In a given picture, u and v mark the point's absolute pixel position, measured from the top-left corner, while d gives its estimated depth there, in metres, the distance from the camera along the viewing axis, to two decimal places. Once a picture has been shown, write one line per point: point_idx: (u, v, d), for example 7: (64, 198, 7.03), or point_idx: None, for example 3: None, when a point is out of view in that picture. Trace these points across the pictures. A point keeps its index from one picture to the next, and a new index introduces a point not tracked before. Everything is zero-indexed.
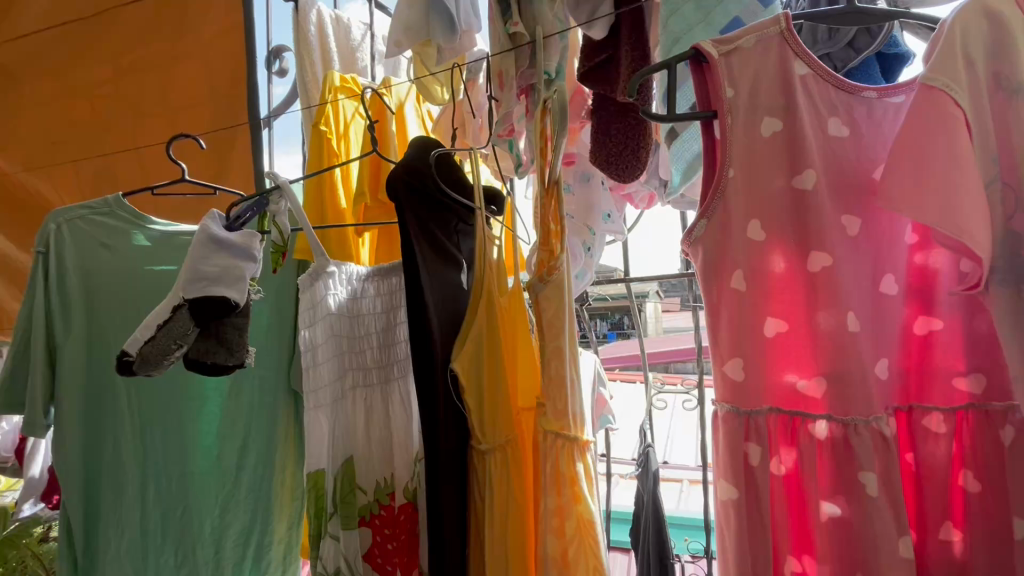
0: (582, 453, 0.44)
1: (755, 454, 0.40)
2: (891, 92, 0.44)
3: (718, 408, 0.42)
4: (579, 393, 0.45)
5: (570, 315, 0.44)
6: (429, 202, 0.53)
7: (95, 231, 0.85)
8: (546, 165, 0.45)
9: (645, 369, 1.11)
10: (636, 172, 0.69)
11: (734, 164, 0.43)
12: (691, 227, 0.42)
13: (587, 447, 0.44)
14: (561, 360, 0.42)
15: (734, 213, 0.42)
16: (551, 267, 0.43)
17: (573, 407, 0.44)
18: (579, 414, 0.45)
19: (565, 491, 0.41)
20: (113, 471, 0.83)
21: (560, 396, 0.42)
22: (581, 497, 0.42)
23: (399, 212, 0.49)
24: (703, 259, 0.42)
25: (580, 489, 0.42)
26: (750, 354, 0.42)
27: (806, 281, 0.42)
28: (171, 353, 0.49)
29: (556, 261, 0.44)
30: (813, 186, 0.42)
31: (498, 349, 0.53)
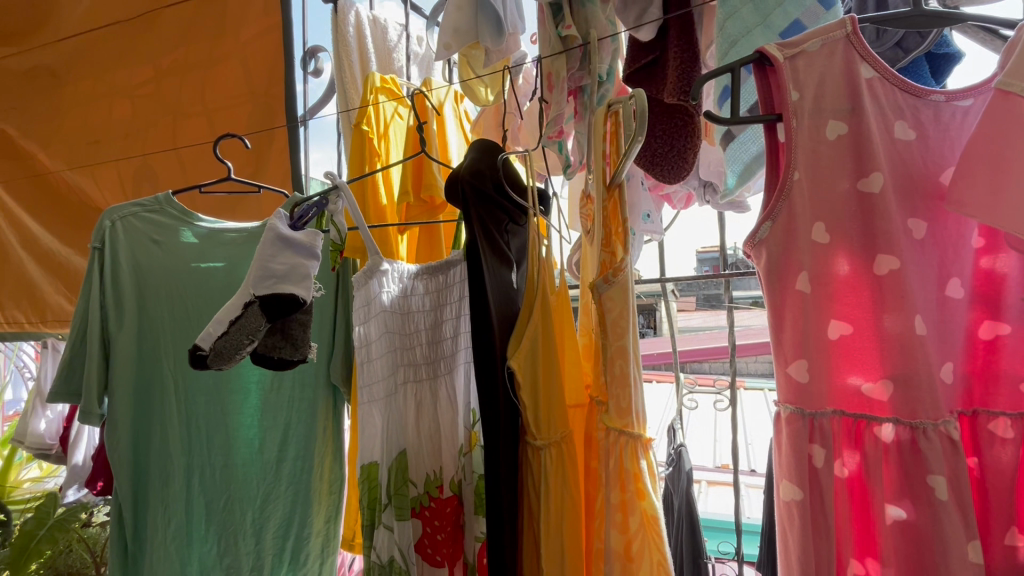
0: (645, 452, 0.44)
1: (819, 456, 0.41)
2: (960, 96, 0.44)
3: (780, 410, 0.43)
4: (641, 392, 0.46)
5: (633, 315, 0.45)
6: (490, 203, 0.54)
7: (147, 228, 0.89)
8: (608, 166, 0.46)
9: (676, 369, 1.11)
10: (682, 172, 0.69)
11: (799, 166, 0.43)
12: (755, 229, 0.43)
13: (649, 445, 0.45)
14: (626, 361, 0.43)
15: (799, 216, 0.43)
16: (615, 269, 0.44)
17: (636, 406, 0.44)
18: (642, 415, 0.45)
19: (628, 488, 0.42)
20: (161, 462, 0.85)
21: (624, 394, 0.43)
22: (644, 494, 0.42)
23: (464, 214, 0.50)
24: (767, 261, 0.43)
25: (644, 487, 0.43)
26: (815, 356, 0.42)
27: (872, 284, 0.42)
28: (244, 347, 0.51)
29: (623, 262, 0.44)
30: (880, 189, 0.42)
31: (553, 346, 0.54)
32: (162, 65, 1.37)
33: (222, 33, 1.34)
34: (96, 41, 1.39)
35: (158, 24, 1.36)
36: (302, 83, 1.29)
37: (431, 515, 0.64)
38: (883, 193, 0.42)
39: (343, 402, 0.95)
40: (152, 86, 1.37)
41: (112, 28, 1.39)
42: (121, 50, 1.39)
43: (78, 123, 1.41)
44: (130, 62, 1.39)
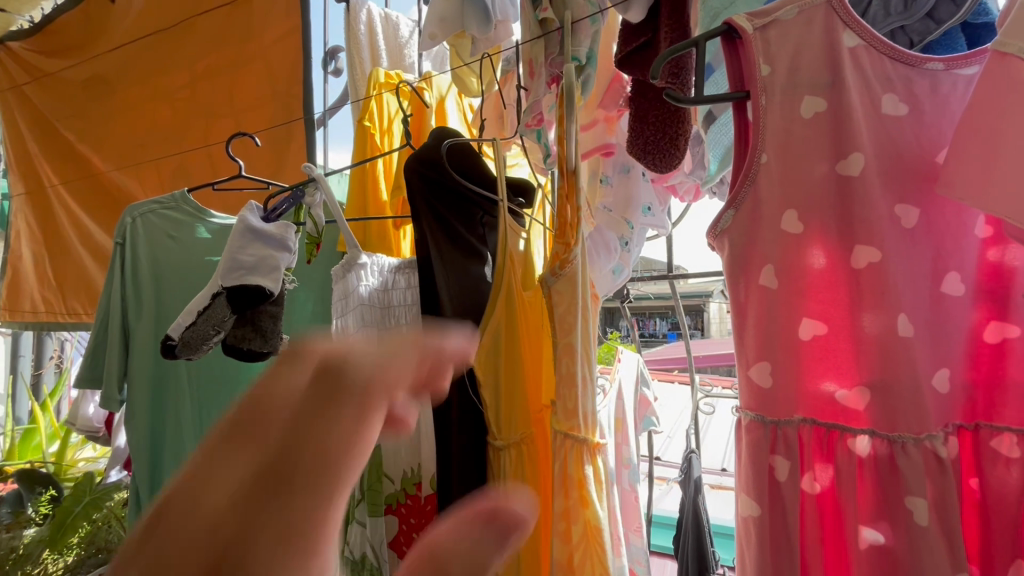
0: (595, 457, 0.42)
1: (782, 469, 0.37)
2: (962, 63, 0.38)
3: (740, 416, 0.39)
4: (593, 392, 0.43)
5: (583, 309, 0.42)
6: (444, 191, 0.54)
7: (164, 224, 0.92)
8: (563, 152, 0.43)
9: (690, 372, 1.04)
10: (674, 161, 0.65)
11: (767, 148, 0.39)
12: (717, 218, 0.39)
13: (598, 449, 0.42)
14: (571, 358, 0.40)
15: (767, 203, 0.39)
16: (565, 256, 0.41)
17: (585, 407, 0.42)
18: (593, 417, 0.43)
19: (571, 494, 0.40)
20: (176, 446, 0.89)
21: (571, 395, 0.41)
22: (587, 502, 0.40)
23: (411, 202, 0.50)
24: (729, 252, 0.39)
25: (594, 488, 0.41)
26: (780, 359, 0.38)
27: (849, 279, 0.37)
28: (211, 337, 0.53)
29: (574, 250, 0.42)
30: (860, 171, 0.37)
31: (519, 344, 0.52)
32: (196, 69, 1.43)
33: (250, 36, 1.38)
34: (140, 49, 1.48)
35: (193, 30, 1.42)
36: (321, 83, 1.33)
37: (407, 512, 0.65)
38: (864, 177, 0.37)
39: None
40: (188, 90, 1.44)
41: (155, 37, 1.47)
42: (161, 57, 1.46)
43: (124, 126, 1.51)
44: (169, 68, 1.46)
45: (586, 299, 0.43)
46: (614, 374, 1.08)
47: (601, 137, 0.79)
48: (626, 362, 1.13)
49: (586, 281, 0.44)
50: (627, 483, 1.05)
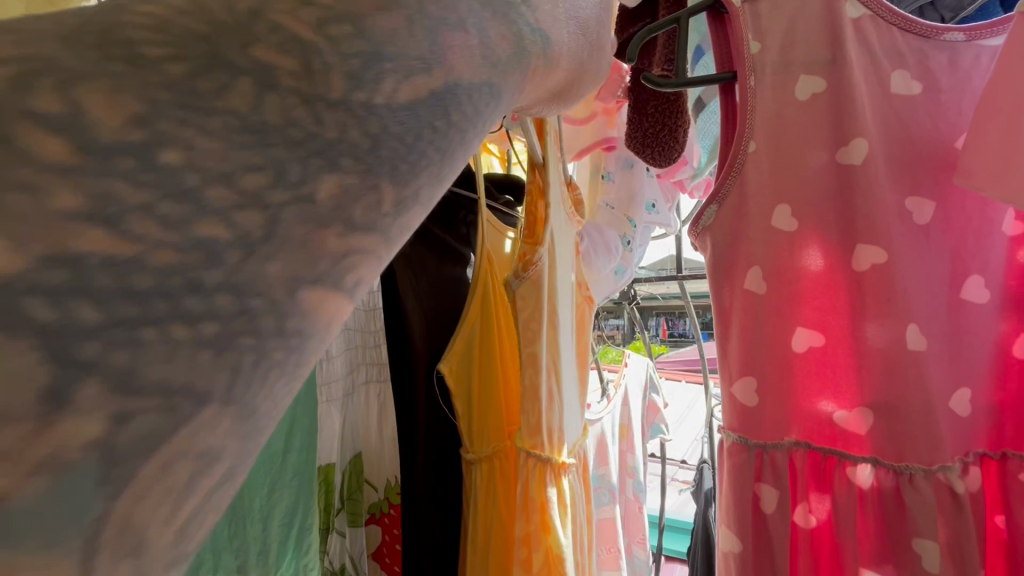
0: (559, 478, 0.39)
1: (769, 500, 0.32)
2: (985, 33, 0.33)
3: (722, 437, 0.34)
4: (559, 406, 0.40)
5: (549, 315, 0.39)
6: None
7: None
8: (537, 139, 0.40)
9: (704, 376, 0.93)
10: (672, 155, 0.61)
11: (756, 135, 0.34)
12: (699, 213, 0.35)
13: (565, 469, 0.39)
14: (535, 369, 0.36)
15: (755, 196, 0.34)
16: (531, 258, 0.37)
17: (550, 424, 0.39)
18: (560, 435, 0.40)
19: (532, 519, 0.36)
20: None
21: (534, 410, 0.37)
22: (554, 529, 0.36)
23: None
24: (712, 253, 0.35)
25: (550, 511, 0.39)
26: (768, 375, 0.33)
27: (849, 283, 0.33)
28: None
29: (543, 250, 0.38)
30: (864, 159, 0.33)
31: (493, 352, 0.49)
32: None
33: None
34: None
35: None
36: None
37: (390, 523, 0.62)
38: (867, 166, 0.33)
39: None
40: None
41: None
42: None
43: None
44: None
45: (554, 305, 0.40)
46: (619, 379, 1.04)
47: (601, 131, 0.75)
48: (633, 367, 1.09)
49: (554, 284, 0.40)
50: (632, 493, 1.02)
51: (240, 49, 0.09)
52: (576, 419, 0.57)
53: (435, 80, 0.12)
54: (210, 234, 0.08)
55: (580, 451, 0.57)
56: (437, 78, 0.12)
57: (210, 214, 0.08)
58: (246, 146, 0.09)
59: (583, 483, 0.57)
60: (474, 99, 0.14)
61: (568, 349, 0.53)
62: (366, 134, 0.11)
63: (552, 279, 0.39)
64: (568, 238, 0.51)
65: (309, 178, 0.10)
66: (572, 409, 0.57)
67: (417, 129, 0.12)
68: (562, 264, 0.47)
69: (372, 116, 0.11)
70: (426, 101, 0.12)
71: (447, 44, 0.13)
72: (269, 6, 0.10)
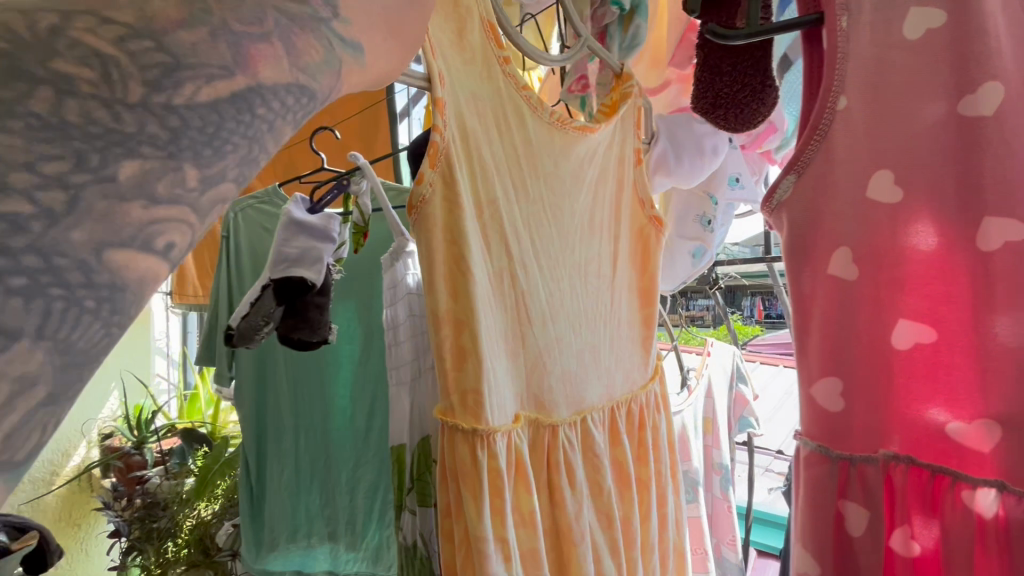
0: (490, 450, 0.40)
1: (856, 518, 0.28)
2: None
3: (798, 445, 0.29)
4: (495, 376, 0.41)
5: (451, 236, 0.38)
6: None
7: (259, 218, 1.06)
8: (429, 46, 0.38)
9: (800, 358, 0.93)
10: (756, 119, 0.53)
11: (849, 89, 0.29)
12: (774, 186, 0.30)
13: (492, 440, 0.40)
14: (438, 328, 0.38)
15: (843, 163, 0.29)
16: (419, 196, 0.37)
17: (488, 396, 0.39)
18: (505, 405, 0.43)
19: (447, 490, 0.40)
20: (273, 424, 0.95)
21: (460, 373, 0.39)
22: (466, 506, 0.39)
23: None
24: (789, 232, 0.29)
25: (497, 482, 0.40)
26: (855, 377, 0.28)
27: (970, 266, 0.26)
28: (261, 328, 0.55)
29: (440, 178, 0.38)
30: (994, 110, 0.26)
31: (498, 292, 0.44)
32: None
33: None
34: None
35: None
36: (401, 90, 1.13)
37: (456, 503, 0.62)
38: (1003, 117, 0.26)
39: (381, 410, 0.88)
40: None
41: None
42: None
43: None
44: None
45: (472, 237, 0.40)
46: (701, 369, 1.01)
47: (675, 101, 0.68)
48: (717, 355, 1.03)
49: (473, 222, 0.41)
50: (719, 490, 0.99)
51: (41, 66, 0.13)
52: (628, 368, 0.59)
53: (224, 89, 0.15)
54: (19, 208, 0.11)
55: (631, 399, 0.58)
56: (224, 88, 0.15)
57: (20, 192, 0.11)
58: (49, 143, 0.12)
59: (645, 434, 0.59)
60: (282, 98, 0.16)
61: (573, 283, 0.51)
62: (162, 131, 0.13)
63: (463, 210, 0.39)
64: (551, 147, 0.48)
65: (109, 163, 0.13)
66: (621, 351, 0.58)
67: (216, 121, 0.14)
68: (526, 191, 0.46)
69: (171, 113, 0.14)
70: (223, 104, 0.15)
71: (242, 61, 0.15)
72: (68, 29, 0.13)
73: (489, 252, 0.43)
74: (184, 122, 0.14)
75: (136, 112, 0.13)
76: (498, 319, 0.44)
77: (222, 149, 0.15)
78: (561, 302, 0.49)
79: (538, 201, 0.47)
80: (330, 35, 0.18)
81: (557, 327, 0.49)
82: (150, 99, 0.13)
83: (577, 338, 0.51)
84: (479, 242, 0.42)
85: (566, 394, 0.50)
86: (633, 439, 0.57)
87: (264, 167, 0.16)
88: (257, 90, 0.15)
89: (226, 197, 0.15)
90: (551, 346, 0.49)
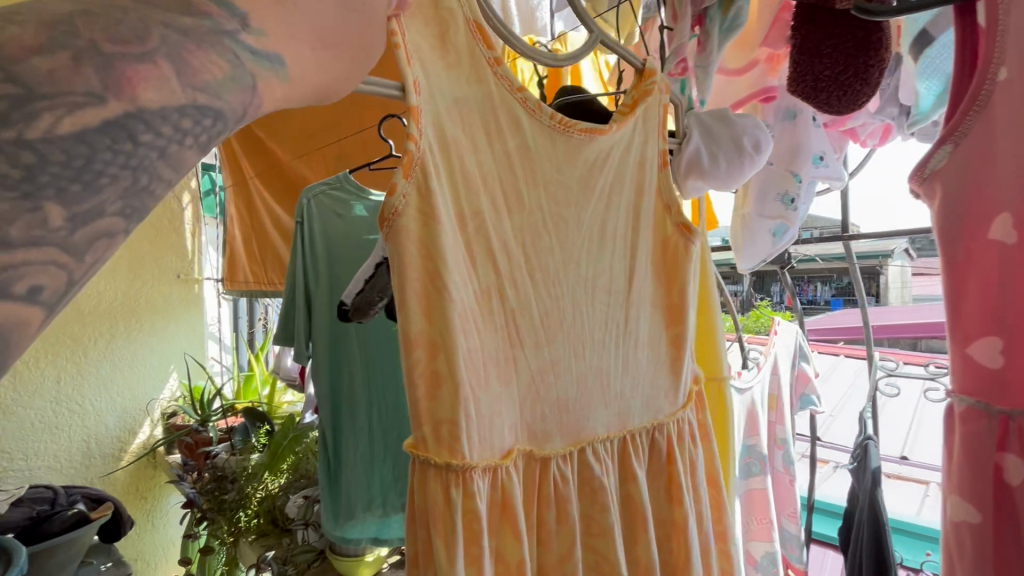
0: (463, 491, 0.51)
1: (1009, 468, 0.44)
2: None
3: (955, 403, 0.47)
4: (474, 410, 0.52)
5: (429, 243, 0.49)
6: None
7: (331, 205, 1.09)
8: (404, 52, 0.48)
9: (870, 344, 0.97)
10: (861, 98, 0.56)
11: (1006, 65, 0.41)
12: (931, 159, 0.44)
13: (468, 482, 0.51)
14: (412, 349, 0.49)
15: (994, 129, 0.42)
16: (392, 208, 0.47)
17: (467, 445, 0.51)
18: (494, 444, 0.54)
19: (420, 529, 0.51)
20: (349, 399, 1.08)
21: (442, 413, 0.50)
22: (435, 548, 0.50)
23: None
24: (946, 195, 0.44)
25: (474, 526, 0.51)
26: (1004, 319, 0.43)
27: None
28: (376, 303, 0.60)
29: (416, 186, 0.48)
30: None
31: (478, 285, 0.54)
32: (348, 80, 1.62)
33: None
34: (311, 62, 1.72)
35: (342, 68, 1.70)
36: None
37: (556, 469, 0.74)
38: None
39: None
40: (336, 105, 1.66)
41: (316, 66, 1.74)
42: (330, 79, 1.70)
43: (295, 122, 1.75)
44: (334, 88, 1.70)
45: (450, 256, 0.50)
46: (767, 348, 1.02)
47: (759, 81, 0.72)
48: (781, 333, 1.04)
49: (457, 262, 0.52)
50: (781, 464, 1.01)
51: None
52: (648, 393, 0.69)
53: (90, 117, 0.22)
54: None
55: (654, 426, 0.70)
56: (77, 119, 0.22)
57: None
58: None
59: (670, 463, 0.70)
60: (155, 119, 0.24)
61: (565, 305, 0.61)
62: (20, 173, 0.21)
63: (444, 235, 0.49)
64: (543, 155, 0.58)
65: None
66: (637, 376, 0.69)
67: (75, 155, 0.22)
68: (509, 237, 0.57)
69: (29, 150, 0.21)
70: (85, 133, 0.22)
71: (112, 88, 0.23)
72: None
73: (476, 277, 0.54)
74: (47, 155, 0.21)
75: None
76: (485, 343, 0.54)
77: (79, 202, 0.22)
78: (556, 330, 0.60)
79: (523, 226, 0.58)
80: (233, 44, 0.28)
81: (551, 351, 0.60)
82: (18, 137, 0.21)
83: (573, 363, 0.62)
84: (468, 278, 0.53)
85: (563, 429, 0.61)
86: (646, 460, 0.69)
87: (139, 192, 0.24)
88: (130, 118, 0.24)
89: (92, 228, 0.23)
90: (543, 372, 0.60)
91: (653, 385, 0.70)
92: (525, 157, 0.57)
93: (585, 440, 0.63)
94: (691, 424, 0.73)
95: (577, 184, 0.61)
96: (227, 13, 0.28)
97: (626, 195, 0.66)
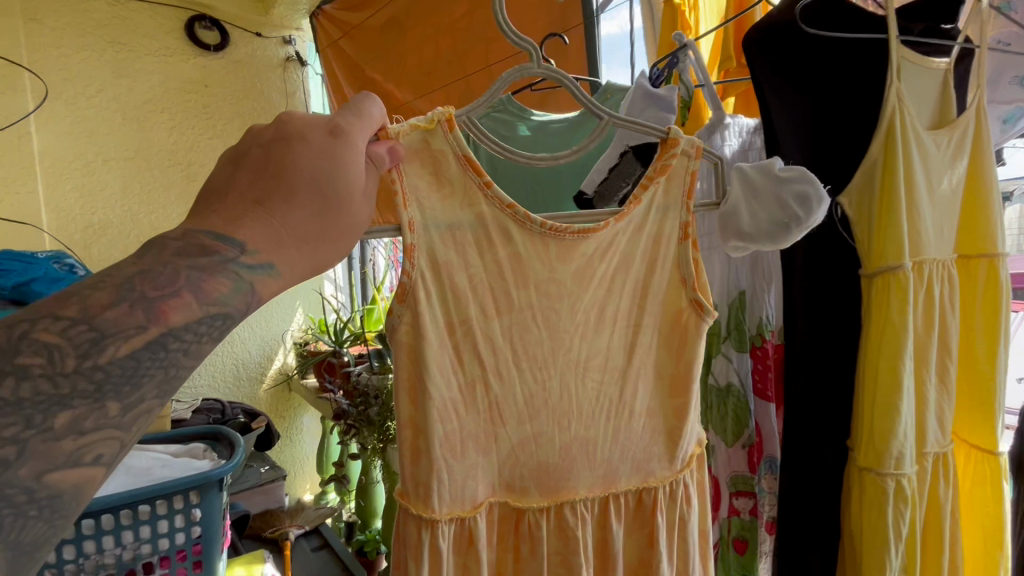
0: (431, 529, 0.74)
1: None
2: None
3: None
4: (439, 479, 0.74)
5: (417, 356, 0.71)
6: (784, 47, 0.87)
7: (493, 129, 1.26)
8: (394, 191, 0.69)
9: None
10: None
11: None
12: None
13: (432, 524, 0.74)
14: (403, 428, 0.73)
15: None
16: (392, 323, 0.70)
17: (425, 504, 0.74)
18: (464, 498, 0.76)
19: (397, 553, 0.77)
20: None
21: (420, 474, 0.73)
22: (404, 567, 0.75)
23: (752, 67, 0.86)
24: None
25: (436, 561, 0.74)
26: None
27: None
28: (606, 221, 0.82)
29: (407, 307, 0.70)
30: None
31: (462, 371, 0.75)
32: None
33: None
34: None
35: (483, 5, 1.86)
36: None
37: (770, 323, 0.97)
38: None
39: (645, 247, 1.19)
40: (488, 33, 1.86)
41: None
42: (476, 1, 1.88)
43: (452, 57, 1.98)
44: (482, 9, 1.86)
45: (432, 363, 0.72)
46: None
47: None
48: None
49: (441, 365, 0.73)
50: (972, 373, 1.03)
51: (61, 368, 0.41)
52: (640, 457, 0.86)
53: (136, 342, 0.44)
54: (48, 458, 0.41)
55: (642, 488, 0.87)
56: (128, 346, 0.44)
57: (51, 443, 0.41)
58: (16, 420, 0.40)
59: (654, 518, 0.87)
60: (175, 330, 0.46)
61: (553, 385, 0.80)
62: (90, 387, 0.43)
63: (427, 349, 0.71)
64: (534, 261, 0.77)
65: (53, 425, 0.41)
66: (630, 441, 0.86)
67: (125, 368, 0.44)
68: (497, 338, 0.77)
69: (94, 375, 0.43)
70: (135, 352, 0.44)
71: (152, 320, 0.45)
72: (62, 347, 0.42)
73: (462, 373, 0.75)
74: (104, 375, 0.43)
75: (74, 379, 0.42)
76: (469, 421, 0.76)
77: (126, 393, 0.44)
78: (542, 408, 0.80)
79: (512, 325, 0.77)
80: (237, 266, 0.51)
81: (533, 424, 0.80)
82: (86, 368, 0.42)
83: (557, 434, 0.81)
84: (454, 377, 0.75)
85: (541, 489, 0.81)
86: (629, 516, 0.87)
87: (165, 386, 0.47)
88: (166, 335, 0.46)
89: (137, 407, 0.45)
90: (526, 442, 0.80)
91: (646, 450, 0.87)
92: (517, 264, 0.76)
93: (563, 498, 0.81)
94: (686, 487, 0.89)
95: (558, 289, 0.78)
96: (229, 246, 0.51)
97: (635, 272, 0.83)
